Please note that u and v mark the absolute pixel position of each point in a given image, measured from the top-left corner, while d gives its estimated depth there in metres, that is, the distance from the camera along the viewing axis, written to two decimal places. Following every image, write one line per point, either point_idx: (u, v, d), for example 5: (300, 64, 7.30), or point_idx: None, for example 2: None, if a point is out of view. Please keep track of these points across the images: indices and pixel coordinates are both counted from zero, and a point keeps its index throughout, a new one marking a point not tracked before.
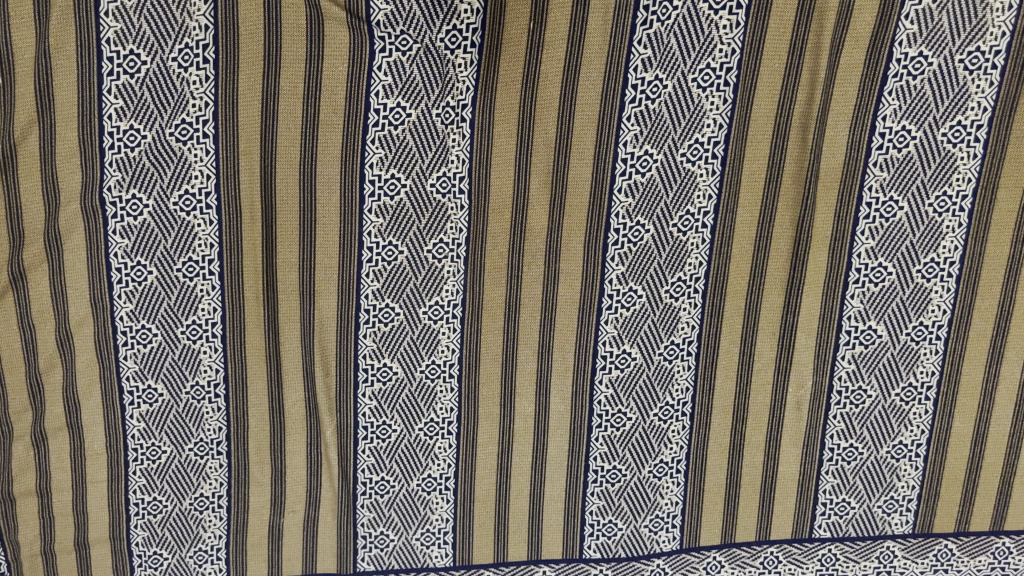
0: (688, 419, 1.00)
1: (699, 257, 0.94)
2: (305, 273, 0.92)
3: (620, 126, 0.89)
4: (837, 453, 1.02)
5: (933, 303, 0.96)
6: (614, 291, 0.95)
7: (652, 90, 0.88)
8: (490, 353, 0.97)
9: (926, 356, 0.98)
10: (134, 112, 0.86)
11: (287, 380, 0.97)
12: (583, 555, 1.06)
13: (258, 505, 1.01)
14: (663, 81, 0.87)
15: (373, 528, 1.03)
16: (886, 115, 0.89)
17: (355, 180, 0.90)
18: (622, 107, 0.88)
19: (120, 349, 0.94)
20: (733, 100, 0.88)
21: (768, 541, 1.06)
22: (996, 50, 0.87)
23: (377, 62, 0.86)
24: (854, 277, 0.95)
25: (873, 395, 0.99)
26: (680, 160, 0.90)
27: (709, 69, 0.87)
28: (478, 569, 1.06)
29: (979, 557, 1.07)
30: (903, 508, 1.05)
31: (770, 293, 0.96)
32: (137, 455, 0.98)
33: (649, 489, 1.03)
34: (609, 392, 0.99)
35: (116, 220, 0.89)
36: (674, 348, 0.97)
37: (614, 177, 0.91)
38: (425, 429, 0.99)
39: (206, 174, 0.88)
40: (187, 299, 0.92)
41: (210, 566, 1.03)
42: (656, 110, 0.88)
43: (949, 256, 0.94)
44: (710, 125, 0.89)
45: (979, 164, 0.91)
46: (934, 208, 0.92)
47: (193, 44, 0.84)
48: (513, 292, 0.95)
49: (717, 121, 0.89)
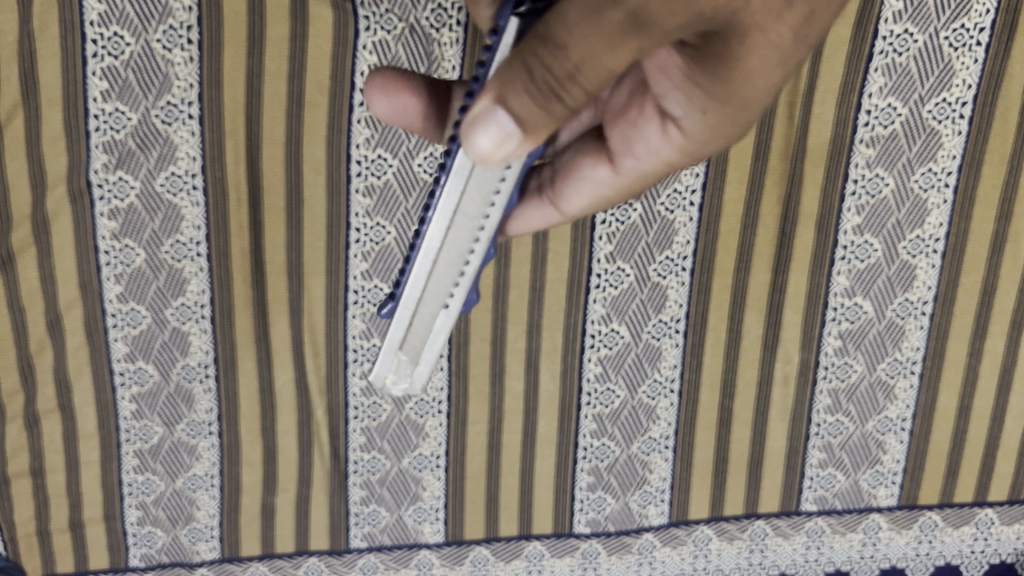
0: (676, 396, 1.02)
1: (686, 236, 0.94)
2: (292, 255, 0.94)
3: None
4: (824, 428, 1.03)
5: (919, 279, 0.96)
6: (603, 270, 0.95)
7: None
8: (479, 332, 0.98)
9: (912, 332, 0.99)
10: (119, 94, 0.85)
11: (277, 360, 0.98)
12: (573, 530, 1.07)
13: (250, 484, 1.02)
14: None
15: (365, 506, 1.04)
16: (872, 93, 0.88)
17: (343, 160, 0.90)
18: None
19: (110, 332, 0.94)
20: None
21: (756, 514, 1.08)
22: (981, 27, 0.86)
23: (362, 42, 0.86)
24: (840, 254, 0.95)
25: (859, 369, 1.00)
26: (657, 209, 0.92)
27: None
28: (469, 544, 1.06)
29: (963, 528, 1.08)
30: (888, 481, 1.06)
31: (756, 272, 0.97)
32: (129, 436, 0.99)
33: (639, 464, 1.04)
34: (597, 370, 0.99)
35: (104, 203, 0.89)
36: (662, 326, 0.98)
37: None
38: (415, 409, 1.00)
39: (192, 156, 0.88)
40: (175, 281, 0.92)
41: (205, 544, 1.04)
42: None
43: (935, 233, 0.95)
44: None
45: (963, 141, 0.91)
46: (920, 184, 0.92)
47: (177, 25, 0.83)
48: (503, 272, 0.95)
49: None
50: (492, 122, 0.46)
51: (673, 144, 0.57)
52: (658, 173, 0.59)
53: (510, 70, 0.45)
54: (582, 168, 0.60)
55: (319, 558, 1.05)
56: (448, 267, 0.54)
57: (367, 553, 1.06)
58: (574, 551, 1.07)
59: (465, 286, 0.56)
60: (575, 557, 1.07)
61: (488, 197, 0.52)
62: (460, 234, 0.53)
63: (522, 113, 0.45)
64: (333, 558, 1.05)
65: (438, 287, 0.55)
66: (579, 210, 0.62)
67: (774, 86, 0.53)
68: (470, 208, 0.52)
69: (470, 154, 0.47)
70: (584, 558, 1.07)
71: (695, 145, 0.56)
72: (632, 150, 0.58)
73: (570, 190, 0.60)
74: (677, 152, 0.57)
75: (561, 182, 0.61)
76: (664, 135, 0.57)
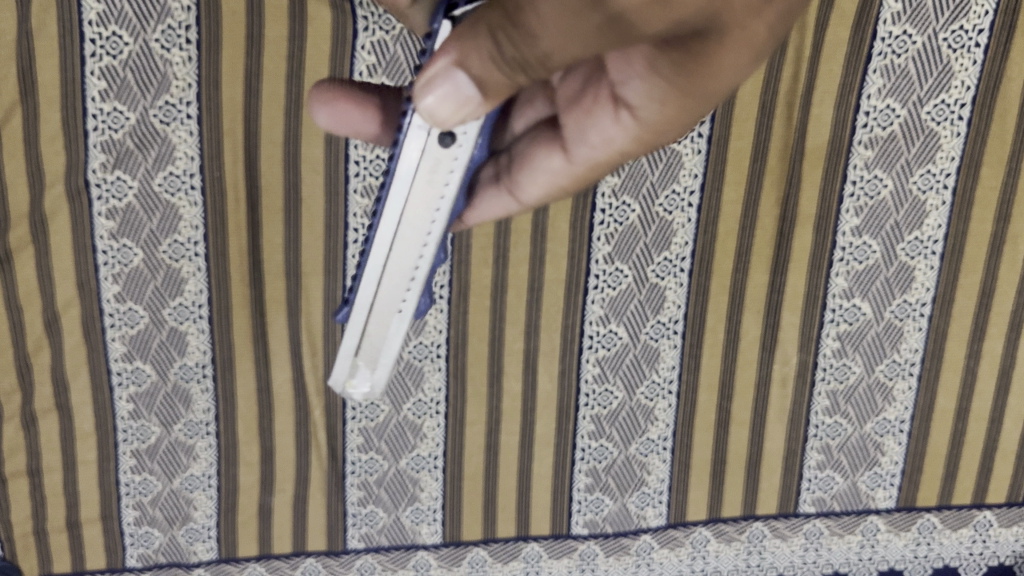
0: (674, 397, 1.01)
1: (685, 236, 0.94)
2: (290, 255, 0.94)
3: None
4: (823, 429, 1.03)
5: (917, 281, 0.96)
6: (601, 270, 0.95)
7: None
8: (477, 333, 0.98)
9: (910, 334, 0.99)
10: (117, 93, 0.85)
11: (275, 361, 0.98)
12: (571, 531, 1.06)
13: (247, 484, 1.02)
14: None
15: (362, 507, 1.04)
16: (871, 94, 0.88)
17: (341, 160, 0.90)
18: None
19: (108, 331, 0.94)
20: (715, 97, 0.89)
21: (755, 515, 1.07)
22: (979, 29, 0.86)
23: (360, 42, 0.85)
24: (839, 255, 0.95)
25: (857, 371, 1.00)
26: (656, 210, 0.92)
27: None
28: (466, 546, 1.06)
29: (961, 530, 1.07)
30: (887, 483, 1.06)
31: (755, 273, 0.97)
32: (126, 436, 0.99)
33: (637, 465, 1.04)
34: (596, 371, 0.99)
35: (102, 202, 0.89)
36: (661, 327, 0.98)
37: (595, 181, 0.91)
38: (413, 409, 0.99)
39: (190, 156, 0.88)
40: (173, 281, 0.92)
41: (202, 544, 1.04)
42: None
43: (933, 234, 0.95)
44: (687, 149, 0.90)
45: (962, 142, 0.91)
46: (918, 186, 0.92)
47: (175, 25, 0.83)
48: (501, 273, 0.95)
49: (695, 143, 0.90)
50: (447, 83, 0.45)
51: (628, 133, 0.54)
52: (614, 163, 0.56)
53: (475, 34, 0.44)
54: (536, 157, 0.56)
55: (316, 559, 1.05)
56: (396, 278, 0.55)
57: (364, 554, 1.05)
58: (572, 552, 1.07)
59: (417, 291, 0.56)
60: (573, 559, 1.07)
61: (429, 211, 0.53)
62: (399, 249, 0.54)
63: (478, 75, 0.45)
64: (331, 559, 1.05)
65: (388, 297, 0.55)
66: (533, 200, 0.59)
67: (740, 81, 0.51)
68: (412, 222, 0.53)
69: (421, 113, 0.47)
70: (582, 559, 1.07)
71: (650, 135, 0.54)
72: (586, 135, 0.55)
73: (523, 177, 0.57)
74: (634, 142, 0.54)
75: (516, 169, 0.58)
76: (619, 122, 0.53)
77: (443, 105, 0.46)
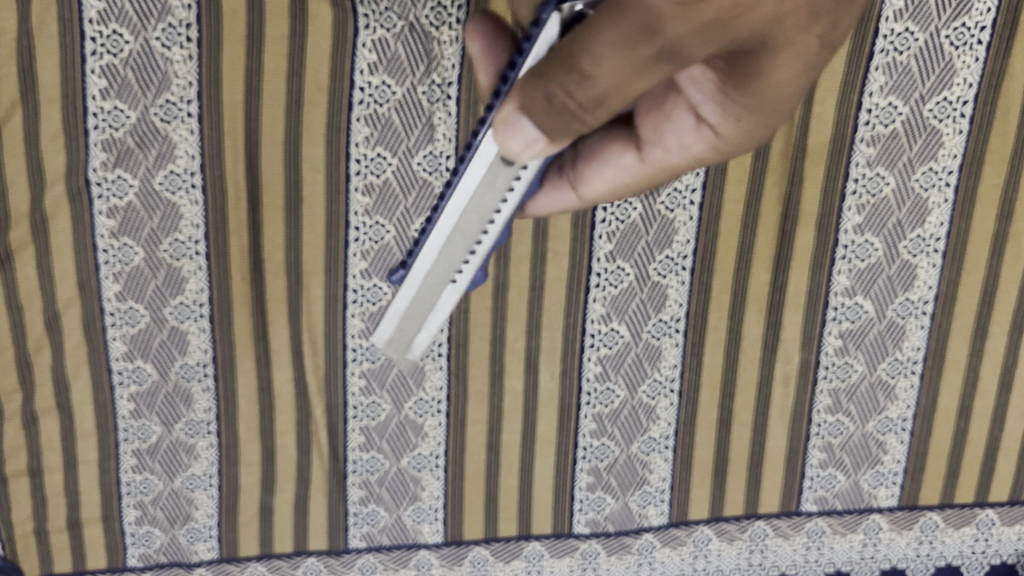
0: (676, 396, 1.01)
1: (687, 235, 0.94)
2: (292, 254, 0.94)
3: None
4: (825, 428, 1.03)
5: (919, 279, 0.96)
6: (603, 268, 0.94)
7: None
8: (479, 332, 0.97)
9: (913, 332, 0.99)
10: (118, 92, 0.85)
11: (276, 360, 0.98)
12: (572, 531, 1.06)
13: (248, 483, 1.02)
14: None
15: (364, 506, 1.04)
16: (873, 91, 0.88)
17: (342, 158, 0.90)
18: None
19: (108, 330, 0.94)
20: None
21: (756, 515, 1.07)
22: (982, 26, 0.86)
23: (361, 40, 0.85)
24: (840, 253, 0.95)
25: (859, 370, 1.00)
26: (659, 208, 0.92)
27: None
28: (467, 545, 1.06)
29: (964, 529, 1.07)
30: (889, 482, 1.06)
31: (757, 270, 0.96)
32: (128, 436, 0.98)
33: (638, 464, 1.04)
34: (597, 370, 0.99)
35: (103, 201, 0.89)
36: (662, 325, 0.97)
37: None
38: (414, 408, 0.99)
39: (191, 154, 0.88)
40: (174, 280, 0.92)
41: (203, 544, 1.04)
42: None
43: (935, 232, 0.94)
44: None
45: (965, 140, 0.91)
46: (920, 184, 0.92)
47: (176, 23, 0.83)
48: (502, 271, 0.95)
49: None
50: (516, 128, 0.46)
51: (706, 142, 0.57)
52: (684, 168, 0.59)
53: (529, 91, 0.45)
54: (608, 154, 0.59)
55: (317, 558, 1.05)
56: (448, 262, 0.54)
57: (365, 553, 1.05)
58: (573, 551, 1.07)
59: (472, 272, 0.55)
60: (574, 558, 1.07)
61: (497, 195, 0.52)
62: (458, 243, 0.53)
63: (543, 116, 0.45)
64: (332, 558, 1.05)
65: (445, 267, 0.54)
66: (596, 194, 0.61)
67: (801, 92, 0.54)
68: (456, 247, 0.53)
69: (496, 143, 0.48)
70: (583, 558, 1.07)
71: (727, 146, 0.56)
72: (664, 141, 0.57)
73: (590, 171, 0.60)
74: (708, 150, 0.57)
75: (583, 167, 0.60)
76: (699, 134, 0.56)
77: (514, 143, 0.47)
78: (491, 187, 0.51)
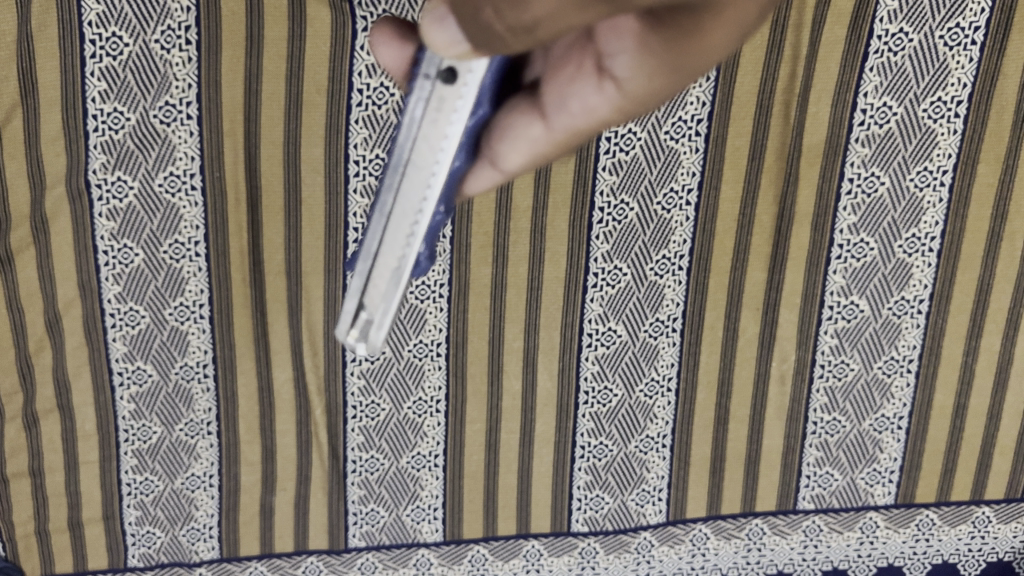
0: (673, 394, 1.02)
1: (683, 234, 0.94)
2: (291, 254, 0.94)
3: (597, 173, 0.91)
4: (821, 427, 1.04)
5: (913, 278, 0.97)
6: (600, 268, 0.95)
7: (626, 143, 0.90)
8: (477, 332, 0.98)
9: (908, 331, 0.99)
10: (118, 94, 0.86)
11: (275, 360, 0.98)
12: (571, 529, 1.07)
13: (249, 483, 1.03)
14: (637, 133, 0.89)
15: (364, 505, 1.04)
16: (868, 92, 0.89)
17: (342, 160, 0.90)
18: (597, 158, 0.90)
19: (109, 331, 0.94)
20: (711, 101, 0.89)
21: (754, 513, 1.08)
22: (976, 26, 0.87)
23: (360, 43, 0.86)
24: (836, 253, 0.96)
25: (855, 368, 1.01)
26: (656, 208, 0.93)
27: (682, 120, 0.89)
28: (467, 544, 1.07)
29: (959, 526, 1.08)
30: (885, 479, 1.06)
31: (753, 269, 0.97)
32: (128, 436, 0.99)
33: (636, 462, 1.04)
34: (595, 369, 1.00)
35: (103, 203, 0.89)
36: (660, 325, 0.98)
37: (596, 185, 0.91)
38: (413, 408, 1.00)
39: (191, 156, 0.89)
40: (174, 281, 0.93)
41: (203, 544, 1.05)
42: (633, 158, 0.90)
43: (930, 231, 0.95)
44: (686, 153, 0.91)
45: (959, 139, 0.91)
46: (914, 184, 0.93)
47: (175, 26, 0.84)
48: (500, 272, 0.95)
49: (693, 146, 0.91)
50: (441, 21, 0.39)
51: (611, 104, 0.49)
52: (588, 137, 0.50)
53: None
54: (511, 121, 0.49)
55: (318, 558, 1.06)
56: (394, 238, 0.47)
57: (365, 552, 1.07)
58: (572, 549, 1.08)
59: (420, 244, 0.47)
60: (573, 556, 1.08)
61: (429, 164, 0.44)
62: (400, 216, 0.46)
63: (468, 22, 0.39)
64: (332, 557, 1.06)
65: (393, 244, 0.47)
66: (518, 169, 0.51)
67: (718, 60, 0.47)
68: (396, 226, 0.47)
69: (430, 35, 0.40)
70: (582, 556, 1.08)
71: (632, 105, 0.48)
72: (567, 105, 0.49)
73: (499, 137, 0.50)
74: (614, 112, 0.49)
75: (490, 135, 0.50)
76: (603, 92, 0.48)
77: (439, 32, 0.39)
78: (434, 121, 0.43)
